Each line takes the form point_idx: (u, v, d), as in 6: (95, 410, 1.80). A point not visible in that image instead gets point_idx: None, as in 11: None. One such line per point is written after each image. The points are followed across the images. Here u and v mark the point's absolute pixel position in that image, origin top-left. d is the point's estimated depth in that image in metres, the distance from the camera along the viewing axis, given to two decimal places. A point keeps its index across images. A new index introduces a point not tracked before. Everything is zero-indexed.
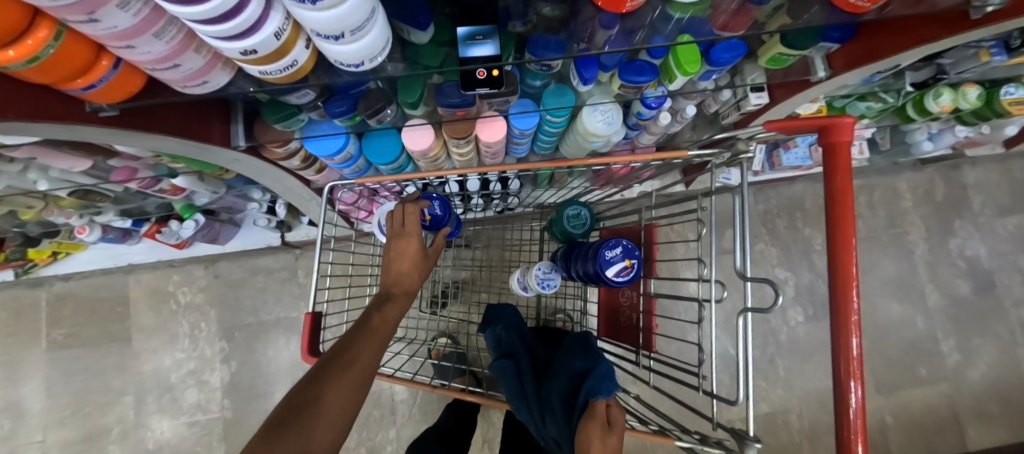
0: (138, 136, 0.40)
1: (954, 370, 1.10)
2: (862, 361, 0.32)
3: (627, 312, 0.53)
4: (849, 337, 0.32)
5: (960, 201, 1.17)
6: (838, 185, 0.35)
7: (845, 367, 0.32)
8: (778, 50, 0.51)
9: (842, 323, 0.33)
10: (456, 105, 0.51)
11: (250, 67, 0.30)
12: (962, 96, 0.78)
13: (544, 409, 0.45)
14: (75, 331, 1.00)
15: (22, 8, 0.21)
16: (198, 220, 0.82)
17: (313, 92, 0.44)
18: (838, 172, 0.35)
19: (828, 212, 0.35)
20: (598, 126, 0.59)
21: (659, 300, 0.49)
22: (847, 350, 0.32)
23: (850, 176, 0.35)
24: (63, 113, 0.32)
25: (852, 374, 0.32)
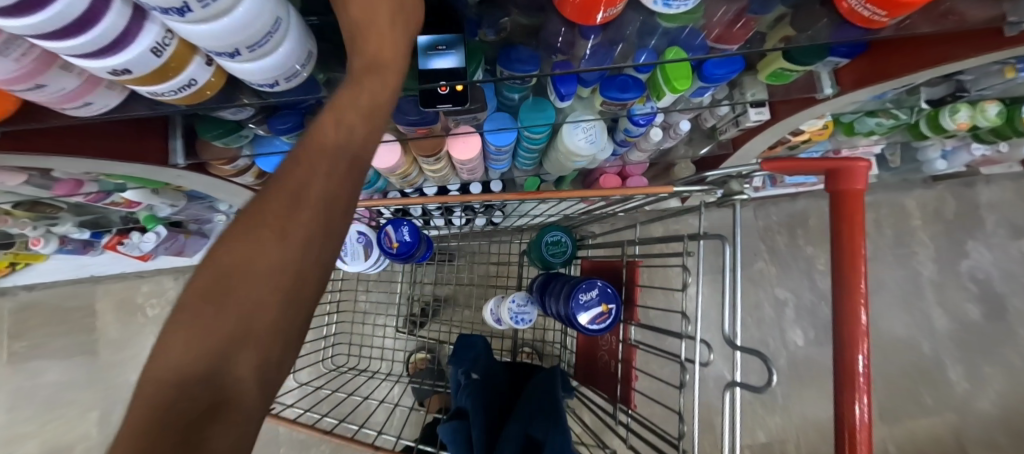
0: (40, 160, 0.35)
1: (962, 400, 1.04)
2: (869, 379, 0.34)
3: (606, 359, 0.50)
4: (853, 356, 0.34)
5: (972, 220, 1.10)
6: (847, 233, 0.36)
7: (847, 383, 0.34)
8: (780, 64, 0.46)
9: (848, 344, 0.35)
10: (414, 123, 0.46)
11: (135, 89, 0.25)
12: (980, 113, 0.72)
13: None
14: (38, 343, 0.95)
15: None
16: (160, 233, 0.77)
17: (248, 109, 0.39)
18: (849, 225, 0.36)
19: (838, 258, 0.36)
20: (580, 145, 0.54)
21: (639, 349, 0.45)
22: (849, 388, 0.34)
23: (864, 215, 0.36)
24: None
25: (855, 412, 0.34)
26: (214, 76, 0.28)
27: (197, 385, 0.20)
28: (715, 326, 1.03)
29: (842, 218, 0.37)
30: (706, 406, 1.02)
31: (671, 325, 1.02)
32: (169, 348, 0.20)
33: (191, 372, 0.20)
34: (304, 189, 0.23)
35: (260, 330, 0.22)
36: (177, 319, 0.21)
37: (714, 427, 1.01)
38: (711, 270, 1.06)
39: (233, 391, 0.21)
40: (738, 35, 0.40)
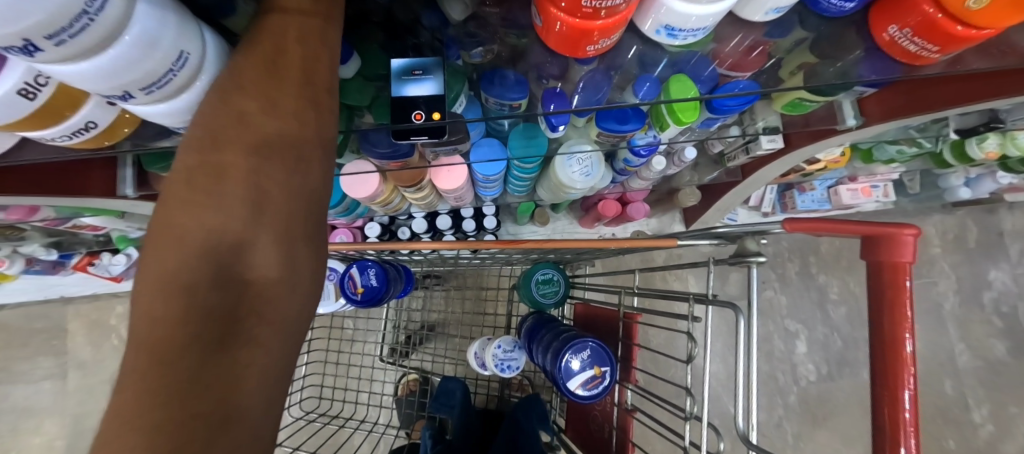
0: None
1: (987, 443, 0.96)
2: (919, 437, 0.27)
3: (601, 422, 0.48)
4: (898, 404, 0.28)
5: (996, 249, 1.04)
6: (895, 301, 0.29)
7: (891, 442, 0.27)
8: (798, 95, 0.41)
9: (887, 392, 0.29)
10: (387, 155, 0.42)
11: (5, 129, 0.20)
12: (1011, 141, 0.66)
13: None
14: (4, 366, 0.90)
15: None
16: (131, 254, 0.74)
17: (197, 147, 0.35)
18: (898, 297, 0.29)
19: (879, 324, 0.30)
20: (575, 177, 0.51)
21: (636, 416, 0.44)
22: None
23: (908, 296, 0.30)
24: None
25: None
26: (125, 111, 0.24)
27: (207, 292, 0.20)
28: (720, 358, 0.97)
29: (888, 282, 0.30)
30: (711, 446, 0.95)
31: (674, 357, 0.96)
32: (162, 261, 0.19)
33: (199, 279, 0.20)
34: (279, 86, 0.22)
35: (263, 231, 0.22)
36: (169, 233, 0.20)
37: None
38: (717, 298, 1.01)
39: (248, 298, 0.21)
40: (751, 62, 0.36)
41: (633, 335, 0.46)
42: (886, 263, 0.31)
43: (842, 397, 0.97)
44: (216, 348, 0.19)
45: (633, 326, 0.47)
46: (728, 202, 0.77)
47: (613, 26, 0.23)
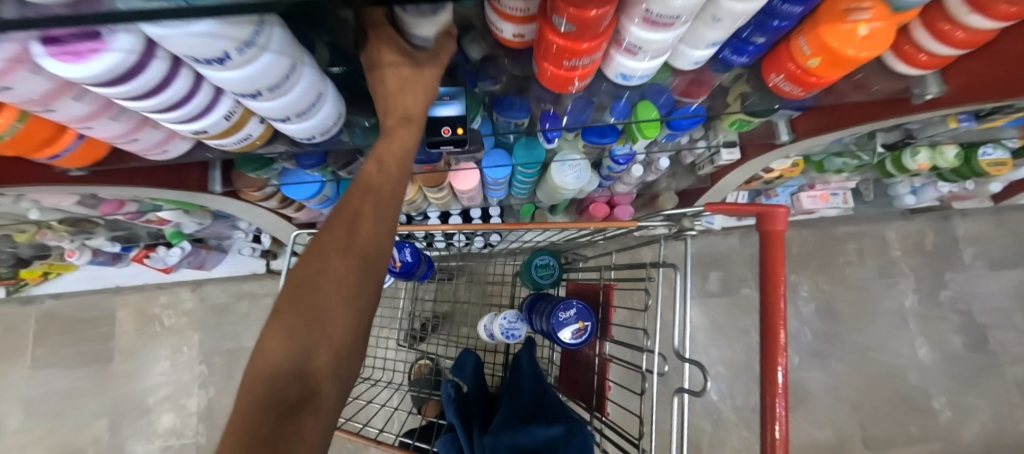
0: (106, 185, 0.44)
1: (948, 429, 1.05)
2: (786, 385, 0.36)
3: (587, 374, 0.59)
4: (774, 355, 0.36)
5: (952, 252, 1.15)
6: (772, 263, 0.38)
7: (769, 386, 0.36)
8: (739, 116, 0.53)
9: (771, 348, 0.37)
10: (422, 161, 0.54)
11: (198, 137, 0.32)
12: (939, 154, 0.79)
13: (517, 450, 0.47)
14: (58, 349, 1.00)
15: None
16: (184, 247, 0.84)
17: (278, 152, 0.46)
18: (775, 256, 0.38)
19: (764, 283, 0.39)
20: (567, 180, 0.62)
21: (612, 362, 0.55)
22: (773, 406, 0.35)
23: (786, 267, 0.38)
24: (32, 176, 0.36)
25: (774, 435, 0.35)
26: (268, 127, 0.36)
27: (285, 379, 0.27)
28: (701, 347, 1.08)
29: (768, 246, 0.39)
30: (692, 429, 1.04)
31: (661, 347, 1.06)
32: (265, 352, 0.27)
33: (282, 369, 0.27)
34: (354, 230, 0.30)
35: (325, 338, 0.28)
36: (270, 338, 0.28)
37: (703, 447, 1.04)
38: (699, 294, 1.12)
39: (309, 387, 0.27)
40: (700, 89, 0.46)
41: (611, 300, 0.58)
42: (769, 230, 0.39)
43: (812, 384, 1.07)
44: (279, 423, 0.25)
45: (611, 292, 0.59)
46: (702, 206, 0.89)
47: (584, 74, 0.35)
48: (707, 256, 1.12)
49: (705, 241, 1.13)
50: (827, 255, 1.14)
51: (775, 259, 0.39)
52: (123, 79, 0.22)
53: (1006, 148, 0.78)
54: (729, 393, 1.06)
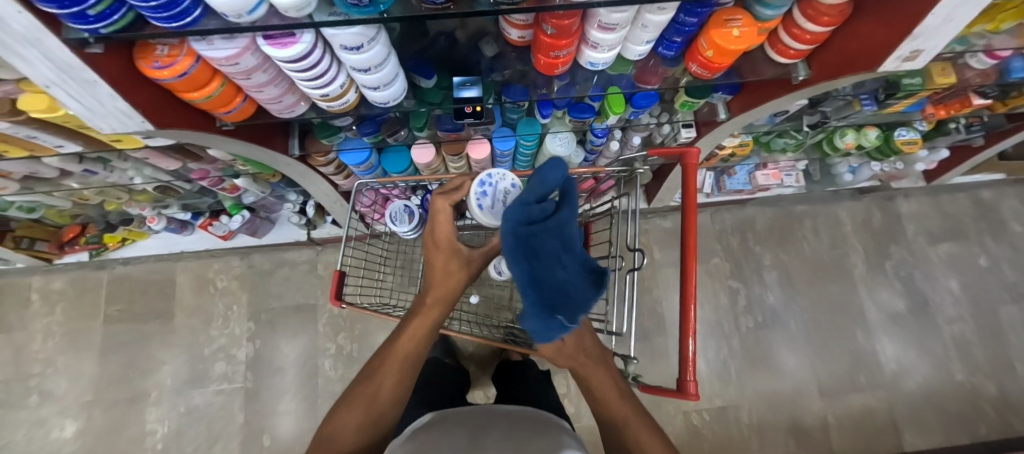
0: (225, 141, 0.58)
1: (892, 379, 1.21)
2: (697, 258, 0.50)
3: None
4: (689, 238, 0.51)
5: (895, 228, 1.33)
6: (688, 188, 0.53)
7: (685, 262, 0.50)
8: (685, 98, 0.71)
9: (687, 234, 0.52)
10: (449, 129, 0.72)
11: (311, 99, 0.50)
12: (863, 136, 0.97)
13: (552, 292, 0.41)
14: (127, 307, 1.17)
15: (210, 70, 0.43)
16: (243, 215, 1.04)
17: (350, 119, 0.65)
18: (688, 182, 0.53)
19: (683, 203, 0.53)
20: (558, 149, 0.79)
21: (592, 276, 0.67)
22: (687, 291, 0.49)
23: (698, 182, 0.53)
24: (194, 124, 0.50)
25: (687, 310, 0.49)
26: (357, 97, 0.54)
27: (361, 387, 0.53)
28: (678, 308, 1.25)
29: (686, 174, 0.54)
30: (671, 378, 1.20)
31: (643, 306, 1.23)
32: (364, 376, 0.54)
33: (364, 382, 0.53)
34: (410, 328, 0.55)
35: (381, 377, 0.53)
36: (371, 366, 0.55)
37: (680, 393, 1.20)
38: (676, 263, 1.29)
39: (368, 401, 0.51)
40: (651, 77, 0.64)
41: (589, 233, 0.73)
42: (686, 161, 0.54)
43: (774, 340, 1.24)
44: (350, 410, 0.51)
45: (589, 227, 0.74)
46: (673, 182, 1.07)
47: (565, 61, 0.54)
48: None
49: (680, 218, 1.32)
50: (787, 230, 1.31)
51: (689, 185, 0.53)
52: (298, 58, 0.41)
53: (916, 130, 0.96)
54: (702, 347, 1.22)
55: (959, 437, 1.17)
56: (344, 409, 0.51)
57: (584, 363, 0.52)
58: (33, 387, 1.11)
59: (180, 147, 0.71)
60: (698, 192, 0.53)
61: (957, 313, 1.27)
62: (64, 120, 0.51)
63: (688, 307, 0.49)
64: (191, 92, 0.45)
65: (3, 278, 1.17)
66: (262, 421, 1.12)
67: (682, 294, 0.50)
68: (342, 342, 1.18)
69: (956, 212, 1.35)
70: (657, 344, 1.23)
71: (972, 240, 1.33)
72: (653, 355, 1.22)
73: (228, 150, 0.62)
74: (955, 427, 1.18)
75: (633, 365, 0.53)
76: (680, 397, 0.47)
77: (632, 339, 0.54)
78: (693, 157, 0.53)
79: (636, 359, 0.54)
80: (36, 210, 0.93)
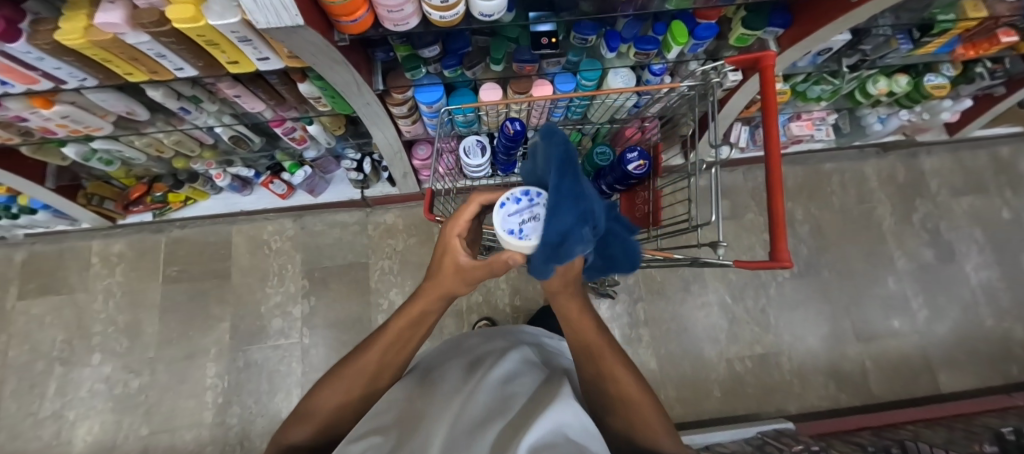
0: (333, 61, 0.63)
1: (925, 324, 1.25)
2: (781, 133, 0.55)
3: (643, 206, 0.75)
4: (773, 117, 0.55)
5: (918, 184, 1.40)
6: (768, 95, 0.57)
7: (770, 138, 0.54)
8: (741, 31, 0.77)
9: (769, 114, 0.56)
10: (525, 61, 0.76)
11: (426, 6, 0.54)
12: (894, 83, 1.02)
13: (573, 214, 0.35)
14: (185, 268, 1.21)
15: None
16: (303, 172, 1.08)
17: (438, 48, 0.70)
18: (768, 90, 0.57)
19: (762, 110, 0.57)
20: (620, 85, 0.84)
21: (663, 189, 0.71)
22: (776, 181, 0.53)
23: (775, 79, 0.58)
24: (321, 30, 0.54)
25: (779, 193, 0.52)
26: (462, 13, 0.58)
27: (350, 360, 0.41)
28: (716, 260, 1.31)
29: (764, 85, 0.58)
30: (712, 326, 1.24)
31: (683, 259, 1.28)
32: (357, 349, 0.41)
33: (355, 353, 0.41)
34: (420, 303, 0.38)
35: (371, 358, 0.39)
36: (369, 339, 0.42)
37: (723, 342, 1.23)
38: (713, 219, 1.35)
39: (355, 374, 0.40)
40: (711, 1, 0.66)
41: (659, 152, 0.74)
42: (765, 73, 0.59)
43: (810, 289, 1.28)
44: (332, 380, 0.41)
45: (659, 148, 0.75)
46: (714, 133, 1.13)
47: None
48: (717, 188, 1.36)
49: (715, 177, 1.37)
50: (815, 186, 1.38)
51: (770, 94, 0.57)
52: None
53: (944, 75, 1.00)
54: (741, 297, 1.27)
55: (993, 379, 1.20)
56: (329, 381, 0.40)
57: (593, 327, 0.44)
58: (94, 346, 1.13)
59: (271, 83, 0.76)
60: (777, 84, 0.58)
61: (983, 261, 1.32)
62: (196, 33, 0.54)
63: (775, 172, 0.53)
64: None
65: (66, 241, 1.21)
66: (316, 373, 1.12)
67: (768, 166, 0.55)
68: (394, 298, 1.21)
69: (976, 166, 1.41)
70: (698, 295, 1.27)
71: (993, 194, 1.39)
72: (694, 305, 1.26)
73: (329, 75, 0.67)
74: (988, 368, 1.21)
75: (723, 249, 0.56)
76: (776, 265, 0.50)
77: (721, 220, 0.58)
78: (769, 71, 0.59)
79: (726, 243, 0.57)
80: (112, 162, 0.97)
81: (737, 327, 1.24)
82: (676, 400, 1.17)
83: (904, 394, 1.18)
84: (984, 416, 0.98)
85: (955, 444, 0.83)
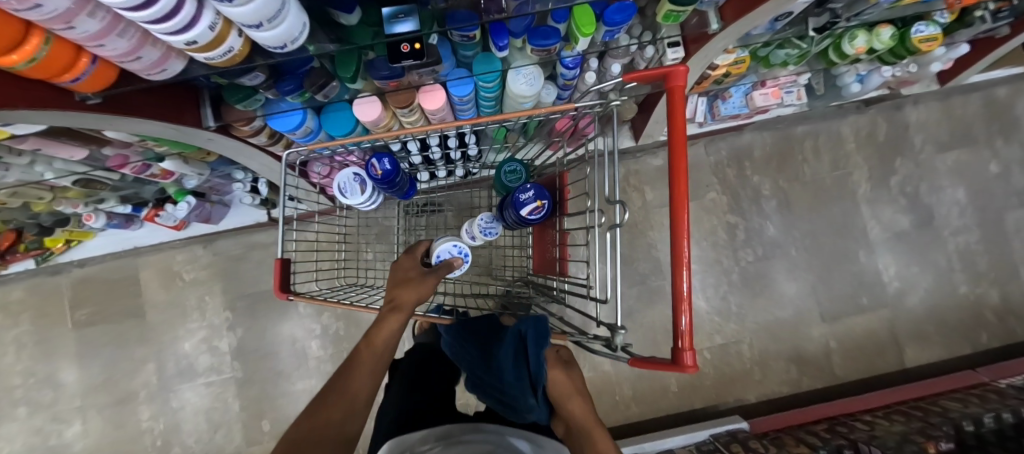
0: (114, 119, 0.47)
1: (896, 297, 1.21)
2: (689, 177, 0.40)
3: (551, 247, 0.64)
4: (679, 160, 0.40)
5: (902, 141, 1.26)
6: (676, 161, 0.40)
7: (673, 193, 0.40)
8: (668, 7, 0.58)
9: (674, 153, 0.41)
10: (386, 77, 0.58)
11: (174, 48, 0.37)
12: (875, 37, 0.83)
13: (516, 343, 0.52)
14: (96, 310, 1.11)
15: (20, 26, 0.28)
16: (189, 202, 0.93)
17: (262, 74, 0.53)
18: (678, 145, 0.40)
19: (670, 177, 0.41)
20: (522, 88, 0.68)
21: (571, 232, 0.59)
22: (680, 279, 0.39)
23: (685, 111, 0.42)
24: (40, 99, 0.37)
25: (684, 299, 0.38)
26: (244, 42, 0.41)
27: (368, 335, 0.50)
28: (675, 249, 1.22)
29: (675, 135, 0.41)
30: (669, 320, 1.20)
31: (645, 243, 1.22)
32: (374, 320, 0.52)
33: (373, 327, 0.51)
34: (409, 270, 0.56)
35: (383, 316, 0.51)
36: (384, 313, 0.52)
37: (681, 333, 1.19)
38: None
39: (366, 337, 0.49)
40: None
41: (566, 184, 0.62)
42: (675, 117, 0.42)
43: (775, 271, 1.21)
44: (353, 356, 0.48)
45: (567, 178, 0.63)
46: (660, 114, 0.93)
47: None
48: None
49: None
50: (784, 154, 1.25)
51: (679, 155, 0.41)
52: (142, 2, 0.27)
53: (936, 24, 0.82)
54: (701, 286, 1.20)
55: (960, 348, 1.18)
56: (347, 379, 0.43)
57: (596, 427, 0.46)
58: (18, 400, 1.08)
59: (76, 131, 0.58)
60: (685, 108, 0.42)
61: (965, 224, 1.24)
62: None
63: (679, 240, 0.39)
64: (6, 56, 0.29)
65: None
66: (260, 406, 1.10)
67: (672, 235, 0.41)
68: (327, 321, 1.14)
69: (968, 113, 1.26)
70: (654, 287, 1.21)
71: (983, 144, 1.26)
72: (649, 297, 1.20)
73: (128, 131, 0.51)
74: (956, 337, 1.19)
75: (622, 336, 0.43)
76: (677, 371, 0.39)
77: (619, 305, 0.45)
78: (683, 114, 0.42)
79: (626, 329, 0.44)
80: None
81: (697, 318, 1.19)
82: (632, 398, 1.17)
83: (866, 372, 1.17)
84: (942, 400, 0.98)
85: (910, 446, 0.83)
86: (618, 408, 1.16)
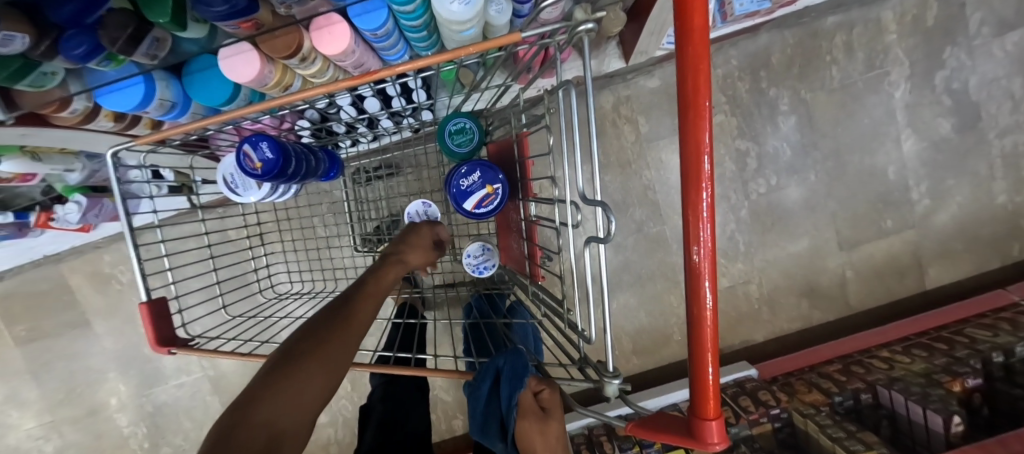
0: None
1: (924, 216, 1.08)
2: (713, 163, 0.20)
3: (524, 240, 0.55)
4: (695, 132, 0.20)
5: (955, 23, 1.01)
6: (691, 196, 0.21)
7: (689, 198, 0.21)
8: None
9: (690, 116, 0.20)
10: (228, 15, 0.37)
11: None
12: None
13: (495, 383, 0.36)
14: (33, 326, 1.01)
15: None
16: (81, 201, 0.74)
17: (19, 36, 0.30)
18: (696, 172, 0.20)
19: (681, 217, 0.22)
20: (453, 10, 0.45)
21: (539, 222, 0.51)
22: (703, 371, 0.23)
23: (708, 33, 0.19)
24: None
25: (709, 399, 0.24)
26: None
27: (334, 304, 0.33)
28: (675, 187, 1.05)
29: (688, 143, 0.21)
30: (669, 267, 1.09)
31: (641, 184, 1.05)
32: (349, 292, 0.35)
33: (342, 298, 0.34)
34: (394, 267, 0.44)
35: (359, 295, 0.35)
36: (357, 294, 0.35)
37: (681, 279, 1.10)
38: (670, 132, 1.03)
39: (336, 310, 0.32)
40: None
41: (526, 151, 0.50)
42: (686, 104, 0.20)
43: (789, 201, 1.06)
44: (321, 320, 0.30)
45: (525, 143, 0.50)
46: (657, 22, 0.69)
47: None
48: (674, 89, 1.00)
49: (671, 71, 1.00)
50: (807, 56, 1.01)
51: (697, 183, 0.21)
52: None
53: None
54: None
55: (986, 264, 1.09)
56: (305, 361, 0.25)
57: None
58: None
59: None
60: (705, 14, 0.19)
61: (1014, 123, 1.06)
62: None
63: (699, 270, 0.22)
64: None
65: None
66: None
67: (685, 264, 0.23)
68: None
69: None
70: (652, 234, 1.07)
71: None
72: (647, 246, 1.08)
73: None
74: (984, 253, 1.09)
75: (613, 385, 0.32)
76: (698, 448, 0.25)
77: (611, 346, 0.32)
78: (704, 96, 0.20)
79: (620, 375, 0.33)
80: None
81: None
82: (632, 352, 1.11)
83: (882, 299, 1.10)
84: (966, 329, 0.91)
85: (935, 387, 0.77)
86: (618, 363, 1.11)
